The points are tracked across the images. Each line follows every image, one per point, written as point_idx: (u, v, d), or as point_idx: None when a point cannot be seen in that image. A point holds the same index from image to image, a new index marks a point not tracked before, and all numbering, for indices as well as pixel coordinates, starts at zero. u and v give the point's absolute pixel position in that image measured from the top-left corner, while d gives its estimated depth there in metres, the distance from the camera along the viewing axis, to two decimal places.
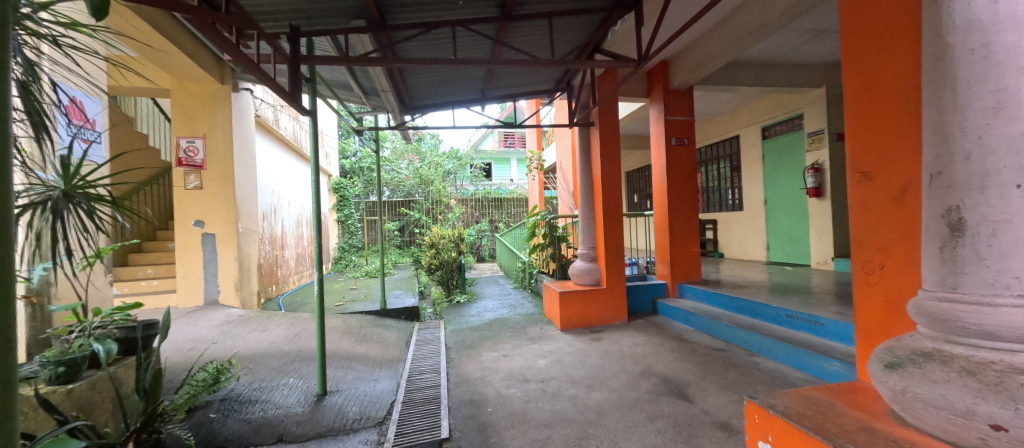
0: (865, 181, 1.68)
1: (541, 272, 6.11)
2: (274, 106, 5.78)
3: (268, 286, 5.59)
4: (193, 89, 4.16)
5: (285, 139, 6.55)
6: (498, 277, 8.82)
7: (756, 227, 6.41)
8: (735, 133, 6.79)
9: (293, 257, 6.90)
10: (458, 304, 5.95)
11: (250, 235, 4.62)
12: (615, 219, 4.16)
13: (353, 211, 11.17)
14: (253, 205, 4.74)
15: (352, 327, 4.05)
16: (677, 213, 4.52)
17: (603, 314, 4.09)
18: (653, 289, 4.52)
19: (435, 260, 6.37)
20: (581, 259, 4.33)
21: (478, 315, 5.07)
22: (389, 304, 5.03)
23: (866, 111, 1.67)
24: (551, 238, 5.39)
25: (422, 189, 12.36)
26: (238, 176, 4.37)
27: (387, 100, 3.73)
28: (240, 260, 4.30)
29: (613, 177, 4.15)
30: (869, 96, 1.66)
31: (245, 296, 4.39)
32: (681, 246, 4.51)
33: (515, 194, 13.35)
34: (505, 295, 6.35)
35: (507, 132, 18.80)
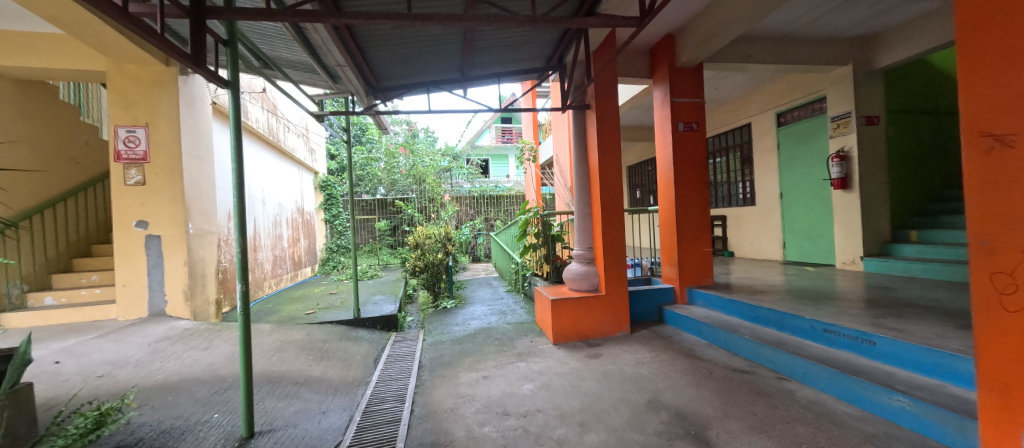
0: (999, 149, 1.30)
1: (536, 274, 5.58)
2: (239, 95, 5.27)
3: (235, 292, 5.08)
4: (133, 71, 3.65)
5: (256, 132, 6.04)
6: (493, 279, 8.31)
7: (770, 223, 5.86)
8: (746, 121, 6.25)
9: (267, 259, 6.41)
10: (444, 310, 5.45)
11: (206, 237, 4.12)
12: (616, 216, 3.62)
13: (341, 211, 10.74)
14: (210, 205, 4.24)
15: (314, 342, 3.54)
16: (685, 208, 3.98)
17: (602, 324, 3.56)
18: (659, 295, 3.99)
19: (420, 262, 5.86)
20: (576, 261, 3.81)
21: (463, 323, 4.55)
22: (365, 311, 4.55)
23: (998, 66, 1.28)
24: (545, 237, 4.87)
25: (415, 187, 11.89)
26: (189, 171, 3.88)
27: (349, 79, 3.21)
28: (190, 266, 3.80)
29: (613, 168, 3.62)
30: (1005, 44, 1.26)
31: (198, 306, 3.90)
32: (689, 246, 3.97)
33: (512, 191, 12.85)
34: (495, 300, 5.85)
35: (505, 128, 18.43)
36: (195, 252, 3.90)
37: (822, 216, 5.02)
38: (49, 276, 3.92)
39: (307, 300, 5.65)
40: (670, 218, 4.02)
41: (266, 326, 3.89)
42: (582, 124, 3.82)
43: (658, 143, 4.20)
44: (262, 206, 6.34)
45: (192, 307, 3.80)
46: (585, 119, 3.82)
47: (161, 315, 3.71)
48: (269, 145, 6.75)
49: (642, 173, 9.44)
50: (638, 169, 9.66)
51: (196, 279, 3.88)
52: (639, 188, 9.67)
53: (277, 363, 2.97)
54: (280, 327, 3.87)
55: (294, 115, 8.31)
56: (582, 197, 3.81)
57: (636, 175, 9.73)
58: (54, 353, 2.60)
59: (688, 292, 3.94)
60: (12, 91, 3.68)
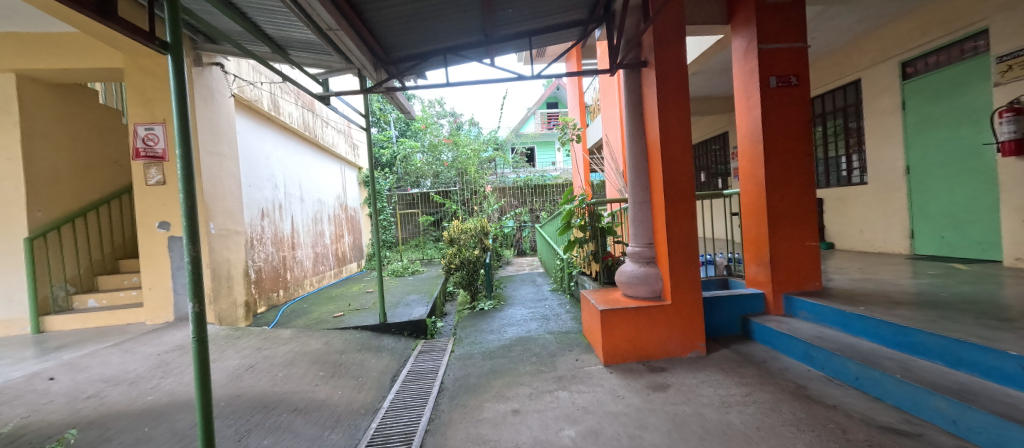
0: None
1: (583, 272, 4.83)
2: (271, 89, 5.08)
3: (270, 292, 4.99)
4: (149, 66, 3.52)
5: (291, 129, 5.89)
6: (537, 275, 7.66)
7: (892, 205, 4.53)
8: (854, 77, 4.93)
9: (307, 257, 6.33)
10: (481, 312, 4.90)
11: (232, 237, 3.98)
12: (686, 202, 2.76)
13: (386, 205, 10.78)
14: (235, 204, 4.08)
15: (329, 353, 3.17)
16: (781, 188, 2.99)
17: (668, 342, 2.76)
18: (743, 302, 3.07)
19: (455, 259, 5.36)
20: (631, 261, 3.06)
21: (499, 331, 3.96)
22: (392, 315, 4.18)
23: None
24: (594, 231, 4.11)
25: (457, 179, 11.56)
26: (209, 168, 3.70)
27: (350, 50, 2.72)
28: (213, 268, 3.65)
29: (681, 139, 2.76)
30: None
31: (223, 310, 3.74)
32: (787, 239, 3.00)
33: (558, 180, 12.04)
34: (538, 300, 5.22)
35: (551, 112, 17.58)
36: (219, 253, 3.75)
37: (978, 195, 3.66)
38: (94, 277, 4.00)
39: (342, 299, 5.43)
40: (758, 203, 3.08)
41: (286, 332, 3.63)
42: (637, 87, 3.00)
43: (740, 106, 3.24)
44: (301, 203, 6.25)
45: (217, 311, 3.65)
46: (640, 80, 2.99)
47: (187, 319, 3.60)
48: (307, 142, 6.64)
49: (708, 151, 8.14)
50: (703, 147, 8.37)
51: (220, 281, 3.73)
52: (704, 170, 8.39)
53: (280, 382, 2.61)
54: (300, 333, 3.60)
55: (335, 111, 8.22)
56: (637, 180, 3.02)
57: (701, 155, 8.42)
58: (55, 367, 2.44)
59: (784, 299, 2.99)
60: (50, 96, 3.74)
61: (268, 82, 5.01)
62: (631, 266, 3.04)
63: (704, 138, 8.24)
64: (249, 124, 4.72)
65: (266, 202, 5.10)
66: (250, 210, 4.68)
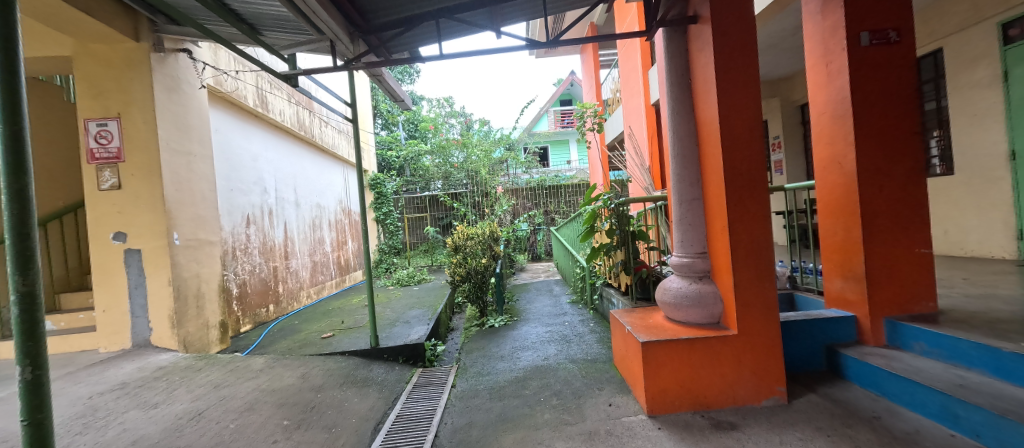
0: None
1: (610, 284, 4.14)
2: (256, 83, 4.61)
3: (257, 308, 4.49)
4: (103, 53, 3.06)
5: (283, 128, 5.39)
6: (554, 283, 6.99)
7: (992, 199, 3.68)
8: (936, 46, 4.10)
9: (305, 267, 5.83)
10: (490, 331, 4.28)
11: (205, 248, 3.47)
12: (755, 199, 2.06)
13: (392, 209, 10.30)
14: (210, 211, 3.58)
15: (303, 391, 2.59)
16: (879, 178, 2.26)
17: (733, 384, 2.08)
18: (828, 328, 2.35)
19: (462, 269, 4.74)
20: (679, 276, 2.39)
21: (511, 357, 3.32)
22: (386, 338, 3.60)
23: None
24: (623, 237, 3.42)
25: (467, 181, 11.01)
26: (173, 170, 3.20)
27: (318, 16, 2.13)
28: (177, 285, 3.13)
29: (748, 113, 2.07)
30: None
31: (191, 334, 3.22)
32: (888, 246, 2.26)
33: (575, 179, 11.35)
34: (556, 316, 4.56)
35: (565, 110, 16.88)
36: (185, 267, 3.24)
37: None
38: (56, 296, 3.55)
39: (338, 313, 4.89)
40: (844, 197, 2.35)
41: (261, 359, 3.09)
42: (685, 53, 2.34)
43: (815, 75, 2.53)
44: (297, 208, 5.76)
45: (181, 335, 3.13)
46: (688, 43, 2.33)
47: (148, 345, 3.10)
48: (303, 143, 6.15)
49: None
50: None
51: (187, 300, 3.21)
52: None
53: (229, 437, 2.03)
54: (275, 362, 3.04)
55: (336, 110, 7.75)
56: (684, 171, 2.36)
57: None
58: None
59: (886, 324, 2.25)
60: None
61: (251, 76, 4.51)
62: (679, 282, 2.37)
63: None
64: (229, 122, 4.23)
65: (253, 207, 4.61)
66: (231, 217, 4.17)
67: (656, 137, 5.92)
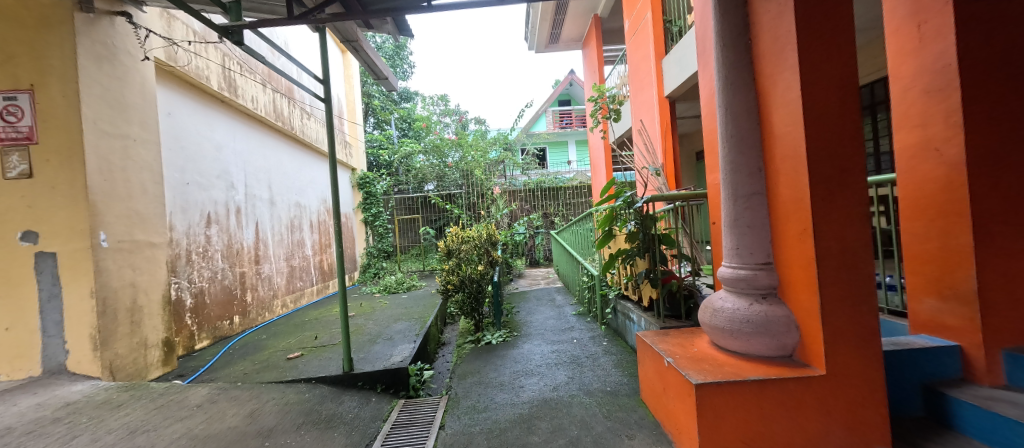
0: None
1: (626, 298, 3.60)
2: (221, 63, 4.05)
3: (217, 320, 3.88)
4: (11, 10, 2.43)
5: (256, 117, 4.80)
6: (556, 292, 6.44)
7: None
8: None
9: (280, 272, 5.22)
10: (487, 349, 3.72)
11: (144, 252, 2.87)
12: (849, 192, 1.53)
13: (382, 210, 9.70)
14: (152, 207, 2.99)
15: (247, 438, 1.99)
16: (996, 171, 1.74)
17: (819, 442, 1.54)
18: (928, 362, 1.81)
19: (454, 277, 4.18)
20: (734, 293, 1.87)
21: (512, 386, 2.77)
22: (362, 360, 3.02)
23: None
24: (645, 242, 2.90)
25: (462, 181, 10.47)
26: (104, 156, 2.61)
27: None
28: (104, 298, 2.52)
29: (838, 77, 1.55)
30: None
31: (120, 357, 2.60)
32: (1005, 257, 1.75)
33: (575, 181, 10.84)
34: (562, 332, 4.01)
35: (564, 110, 16.46)
36: (117, 274, 2.63)
37: None
38: None
39: (312, 326, 4.28)
40: (946, 195, 1.83)
41: (204, 388, 2.50)
42: (741, 6, 1.86)
43: (900, 43, 2.05)
44: (271, 207, 5.15)
45: (107, 359, 2.52)
46: None
47: (63, 371, 2.46)
48: (282, 135, 5.59)
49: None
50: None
51: (117, 315, 2.60)
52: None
53: None
54: (221, 394, 2.45)
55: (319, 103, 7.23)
56: (741, 156, 1.85)
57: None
58: None
59: (1004, 358, 1.74)
60: None
61: (215, 53, 3.98)
62: (735, 302, 1.84)
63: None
64: (187, 105, 3.67)
65: (215, 205, 4.02)
66: (186, 215, 3.59)
67: (672, 132, 5.47)
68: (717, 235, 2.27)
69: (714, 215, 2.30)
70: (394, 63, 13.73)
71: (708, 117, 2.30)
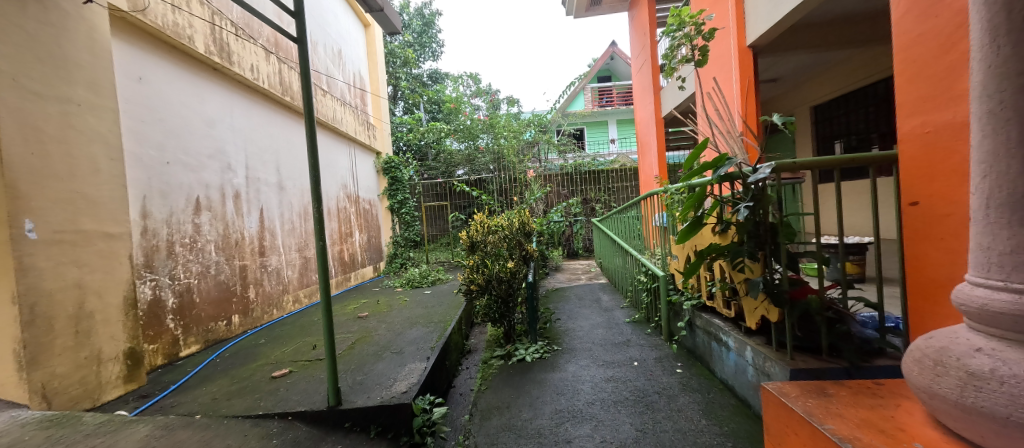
0: None
1: (713, 311, 2.71)
2: (207, 21, 3.43)
3: (210, 321, 3.35)
4: None
5: (258, 89, 4.22)
6: (599, 290, 5.52)
7: None
8: None
9: (291, 265, 4.69)
10: (520, 369, 2.96)
11: (96, 245, 2.27)
12: None
13: (408, 197, 8.98)
14: (109, 191, 2.37)
15: None
16: None
17: None
18: None
19: (478, 276, 3.36)
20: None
21: (554, 440, 1.94)
22: (358, 388, 2.33)
23: None
24: (756, 236, 1.95)
25: (494, 165, 9.69)
26: (31, 122, 1.99)
27: None
28: (32, 305, 1.93)
29: None
30: None
31: (58, 379, 2.03)
32: None
33: (617, 163, 9.68)
34: (618, 352, 3.17)
35: (604, 87, 15.13)
36: (53, 275, 2.04)
37: None
38: None
39: (317, 329, 3.69)
40: None
41: (145, 427, 1.89)
42: None
43: None
44: (280, 192, 4.60)
45: (38, 382, 1.93)
46: None
47: None
48: (292, 113, 5.03)
49: (869, 116, 5.67)
50: (859, 97, 5.82)
51: (53, 325, 2.01)
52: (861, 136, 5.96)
53: None
54: (162, 441, 1.79)
55: (336, 79, 6.63)
56: None
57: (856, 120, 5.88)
58: None
59: None
60: None
61: (201, 8, 3.37)
62: None
63: (865, 83, 5.61)
64: (166, 70, 3.09)
65: (206, 189, 3.44)
66: (166, 201, 3.02)
67: (753, 92, 4.32)
68: (917, 229, 1.32)
69: (912, 193, 1.33)
70: (423, 43, 13.07)
71: (921, 15, 1.29)
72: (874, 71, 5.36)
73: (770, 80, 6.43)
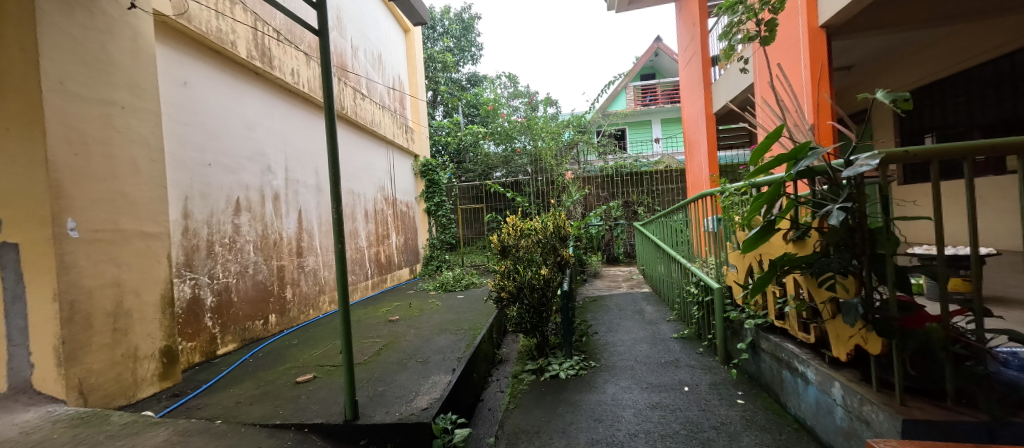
0: None
1: (783, 333, 2.27)
2: (250, 28, 3.54)
3: (247, 320, 3.42)
4: None
5: (299, 93, 4.33)
6: (642, 299, 5.08)
7: None
8: None
9: (327, 266, 4.76)
10: (553, 387, 2.70)
11: (134, 244, 2.32)
12: None
13: (445, 200, 9.05)
14: (149, 192, 2.43)
15: None
16: None
17: None
18: None
19: (509, 283, 3.13)
20: None
21: None
22: (378, 400, 2.19)
23: None
24: (847, 243, 1.53)
25: (531, 167, 9.48)
26: (75, 123, 2.05)
27: None
28: (70, 302, 1.97)
29: None
30: None
31: (92, 375, 2.06)
32: None
33: (662, 164, 9.06)
34: (665, 373, 2.79)
35: (648, 85, 14.41)
36: (92, 273, 2.08)
37: None
38: None
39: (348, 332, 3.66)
40: None
41: (164, 431, 1.85)
42: None
43: None
44: (319, 194, 4.69)
45: (74, 377, 1.97)
46: None
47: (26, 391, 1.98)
48: None
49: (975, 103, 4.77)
50: (962, 80, 4.92)
51: (90, 322, 2.05)
52: (963, 127, 5.03)
53: None
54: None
55: (376, 84, 6.77)
56: None
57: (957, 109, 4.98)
58: None
59: None
60: None
61: (244, 14, 3.48)
62: None
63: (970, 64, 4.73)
64: (209, 75, 3.20)
65: (246, 191, 3.53)
66: (207, 202, 3.10)
67: (826, 77, 3.75)
68: None
69: None
70: (462, 47, 13.18)
71: None
72: (982, 50, 4.49)
73: (842, 67, 5.65)
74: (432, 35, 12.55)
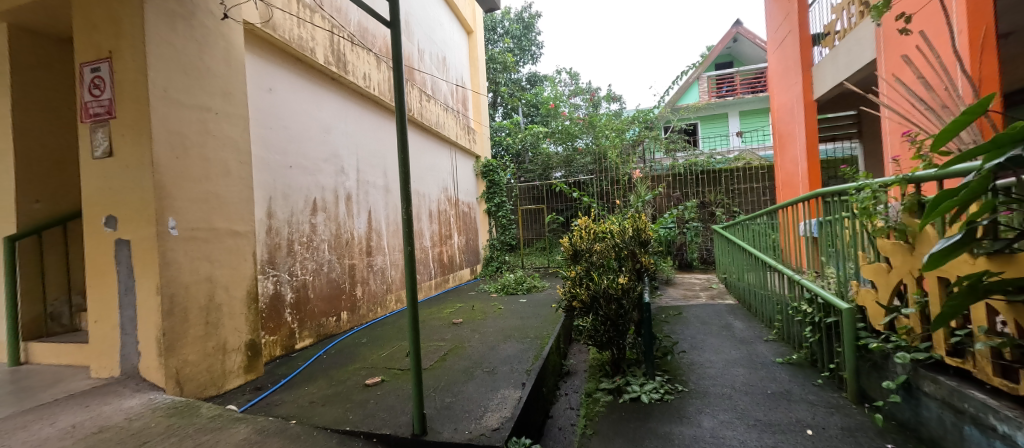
0: None
1: (959, 373, 1.59)
2: (327, 34, 3.68)
3: (322, 316, 3.54)
4: None
5: (370, 96, 4.45)
6: (729, 313, 4.43)
7: None
8: None
9: (394, 265, 4.85)
10: (635, 413, 2.33)
11: (224, 242, 2.45)
12: None
13: (505, 200, 8.97)
14: (238, 193, 2.56)
15: None
16: None
17: None
18: None
19: (581, 290, 2.82)
20: None
21: None
22: (446, 413, 2.04)
23: None
24: None
25: (593, 166, 9.01)
26: (176, 128, 2.18)
27: None
28: (171, 296, 2.10)
29: None
30: None
31: (188, 365, 2.18)
32: None
33: (745, 159, 8.03)
34: (778, 408, 2.26)
35: (725, 73, 13.05)
36: (189, 269, 2.21)
37: None
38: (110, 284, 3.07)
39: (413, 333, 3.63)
40: None
41: (244, 428, 1.86)
42: None
43: None
44: (387, 194, 4.78)
45: (173, 367, 2.09)
46: None
47: (135, 377, 2.14)
48: None
49: None
50: None
51: (187, 315, 2.18)
52: None
53: None
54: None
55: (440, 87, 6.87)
56: None
57: None
58: None
59: None
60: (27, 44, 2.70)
61: (321, 21, 3.63)
62: None
63: None
64: (290, 80, 3.35)
65: (322, 191, 3.67)
66: (288, 202, 3.25)
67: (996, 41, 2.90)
68: None
69: None
70: (522, 47, 13.10)
71: None
72: None
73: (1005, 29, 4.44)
74: (492, 37, 12.64)
